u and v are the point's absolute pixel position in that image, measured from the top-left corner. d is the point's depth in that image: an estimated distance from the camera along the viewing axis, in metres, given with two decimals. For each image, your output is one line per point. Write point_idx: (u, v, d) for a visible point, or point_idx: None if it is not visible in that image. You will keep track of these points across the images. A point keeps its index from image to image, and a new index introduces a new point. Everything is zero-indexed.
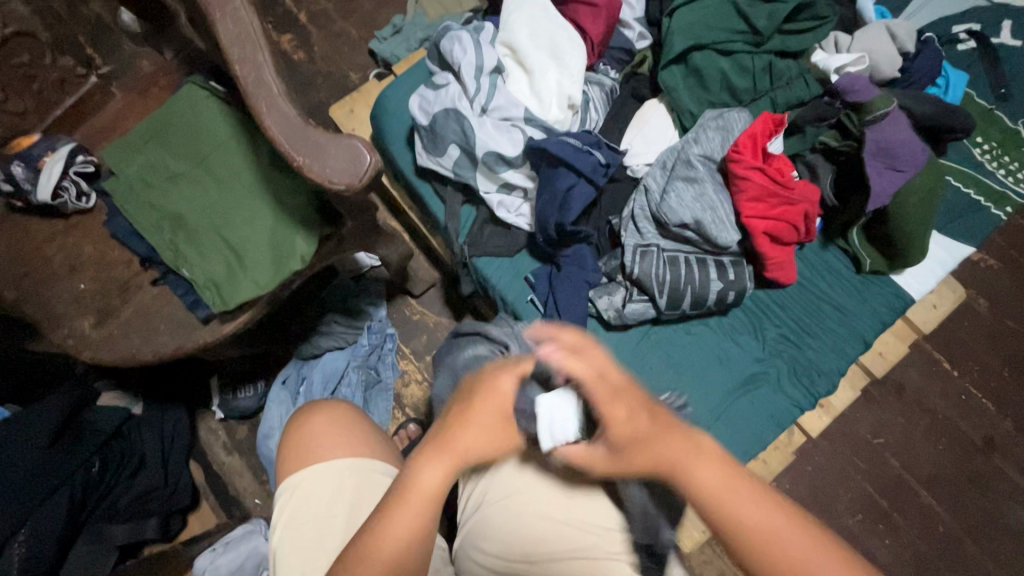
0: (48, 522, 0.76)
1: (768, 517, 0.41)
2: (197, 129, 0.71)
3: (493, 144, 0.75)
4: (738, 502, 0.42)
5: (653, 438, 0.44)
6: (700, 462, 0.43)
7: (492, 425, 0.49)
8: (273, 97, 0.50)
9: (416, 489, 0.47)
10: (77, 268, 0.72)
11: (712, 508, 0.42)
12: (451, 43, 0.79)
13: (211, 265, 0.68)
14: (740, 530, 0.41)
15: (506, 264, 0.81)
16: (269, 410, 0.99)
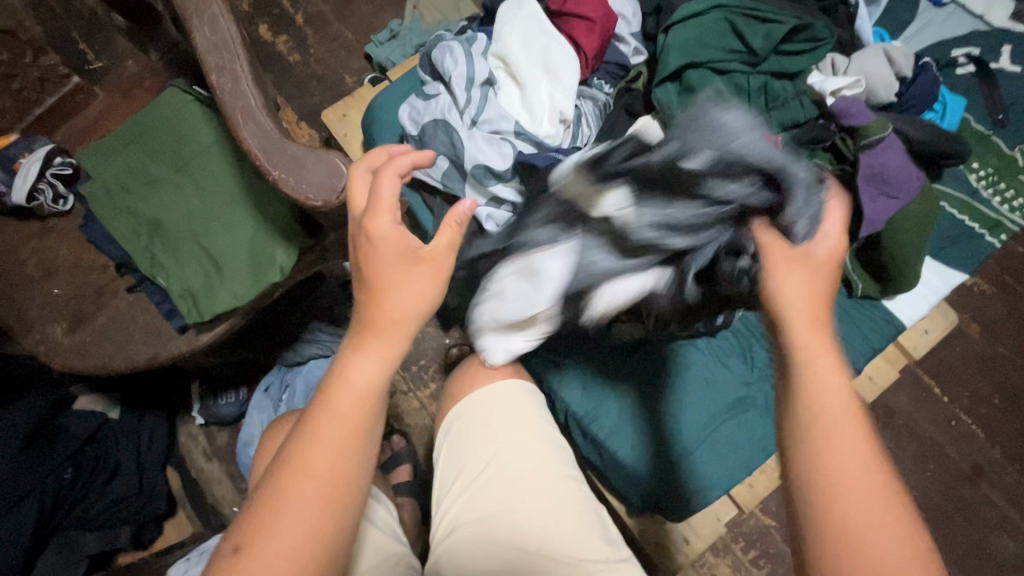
0: (15, 529, 0.75)
1: (857, 452, 0.38)
2: (180, 134, 0.70)
3: (483, 157, 0.74)
4: (837, 426, 0.39)
5: (799, 317, 0.43)
6: (831, 369, 0.41)
7: (407, 284, 0.44)
8: (251, 112, 0.49)
9: (346, 382, 0.42)
10: (50, 272, 0.70)
11: (805, 414, 0.40)
12: (443, 54, 0.78)
13: (187, 274, 0.66)
14: (812, 440, 0.39)
15: None
16: (249, 417, 0.97)
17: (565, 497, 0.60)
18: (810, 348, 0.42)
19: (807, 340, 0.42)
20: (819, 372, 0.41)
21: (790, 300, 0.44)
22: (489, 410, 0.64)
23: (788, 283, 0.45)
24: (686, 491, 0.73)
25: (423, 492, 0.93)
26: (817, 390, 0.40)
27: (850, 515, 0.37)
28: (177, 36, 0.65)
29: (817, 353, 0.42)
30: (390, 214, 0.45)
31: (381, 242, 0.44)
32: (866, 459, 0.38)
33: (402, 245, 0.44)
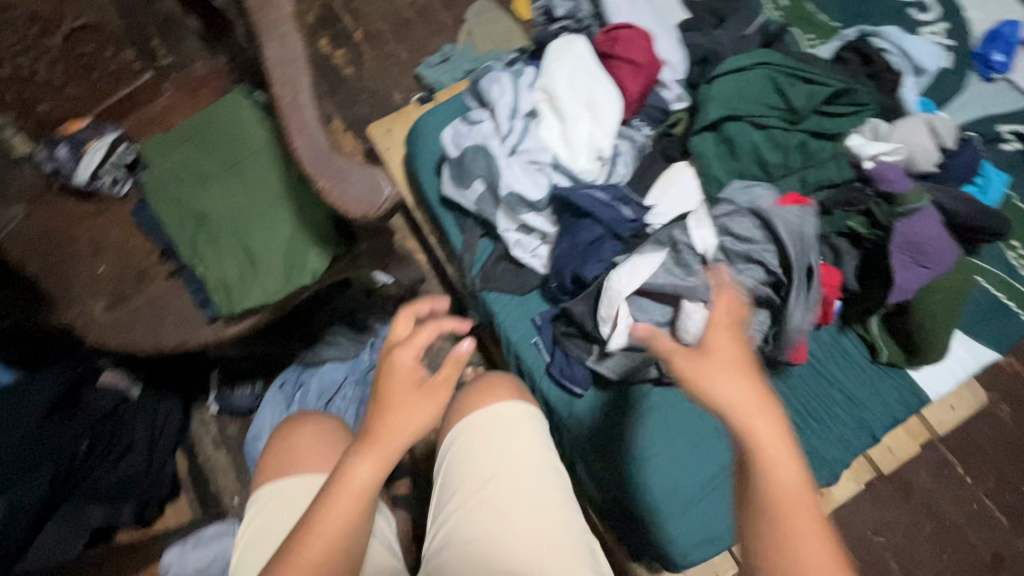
0: (27, 493, 0.76)
1: (820, 546, 0.38)
2: (236, 135, 0.74)
3: (517, 184, 0.75)
4: (797, 524, 0.39)
5: (745, 414, 0.42)
6: (788, 463, 0.41)
7: (410, 411, 0.49)
8: (306, 122, 0.52)
9: (344, 486, 0.47)
10: (100, 252, 0.74)
11: (767, 517, 0.40)
12: (491, 84, 0.82)
13: (226, 265, 0.69)
14: (776, 543, 0.39)
15: (515, 302, 0.81)
16: (263, 410, 0.99)
17: (561, 531, 0.59)
18: (760, 445, 0.41)
19: (759, 435, 0.41)
20: (776, 468, 0.40)
21: (732, 398, 0.42)
22: (491, 433, 0.63)
23: (720, 376, 0.43)
24: (686, 542, 0.71)
25: (422, 507, 0.94)
26: (779, 489, 0.40)
27: None
28: (246, 45, 0.69)
29: (771, 447, 0.41)
30: (411, 346, 0.51)
31: (397, 370, 0.50)
32: (830, 561, 0.38)
33: (414, 374, 0.50)
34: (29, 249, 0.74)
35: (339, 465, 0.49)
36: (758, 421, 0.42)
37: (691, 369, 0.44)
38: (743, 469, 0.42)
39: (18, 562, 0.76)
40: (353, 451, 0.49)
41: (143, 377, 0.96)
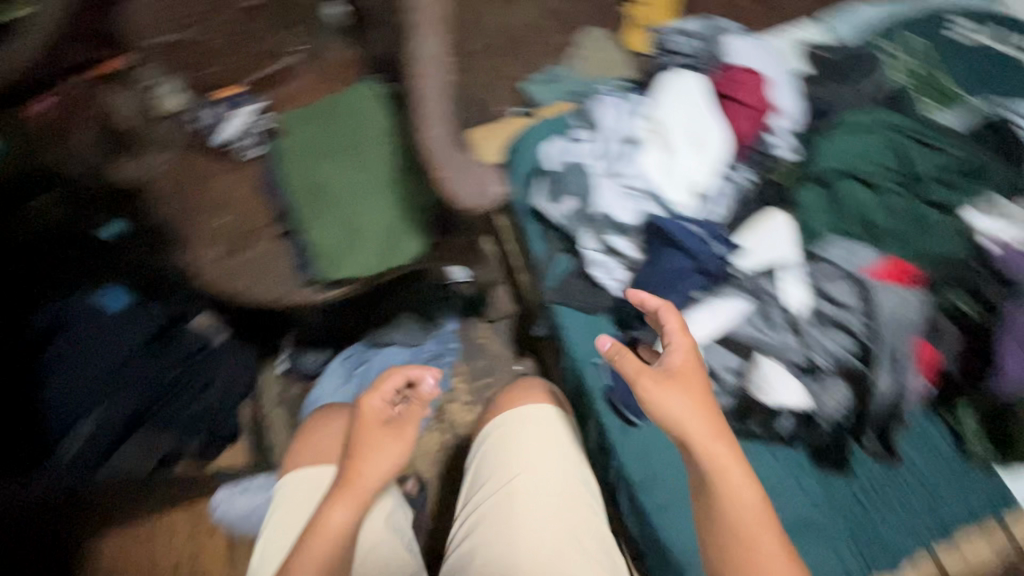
0: (119, 408, 0.85)
1: (772, 554, 0.53)
2: (357, 120, 0.80)
3: (610, 208, 0.79)
4: (742, 521, 0.54)
5: (704, 443, 0.56)
6: (745, 491, 0.55)
7: (377, 450, 0.67)
8: (434, 122, 0.57)
9: (322, 527, 0.61)
10: (221, 207, 0.82)
11: (728, 518, 0.54)
12: (599, 108, 0.85)
13: (330, 236, 0.74)
14: (738, 554, 0.54)
15: (584, 320, 0.81)
16: (323, 380, 1.04)
17: (577, 535, 0.62)
18: (719, 471, 0.55)
19: (716, 462, 0.56)
20: (734, 494, 0.54)
21: (681, 413, 0.57)
22: (514, 439, 0.69)
23: (678, 403, 0.57)
24: None
25: None
26: (742, 513, 0.54)
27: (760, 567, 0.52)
28: (388, 43, 0.76)
29: (728, 469, 0.55)
30: (380, 396, 0.69)
31: (368, 414, 0.68)
32: (771, 546, 0.53)
33: (379, 417, 0.69)
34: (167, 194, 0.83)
35: (317, 512, 0.62)
36: (715, 447, 0.56)
37: (662, 410, 0.58)
38: (707, 486, 0.56)
39: (100, 469, 0.84)
40: (328, 499, 0.63)
41: (230, 322, 1.01)
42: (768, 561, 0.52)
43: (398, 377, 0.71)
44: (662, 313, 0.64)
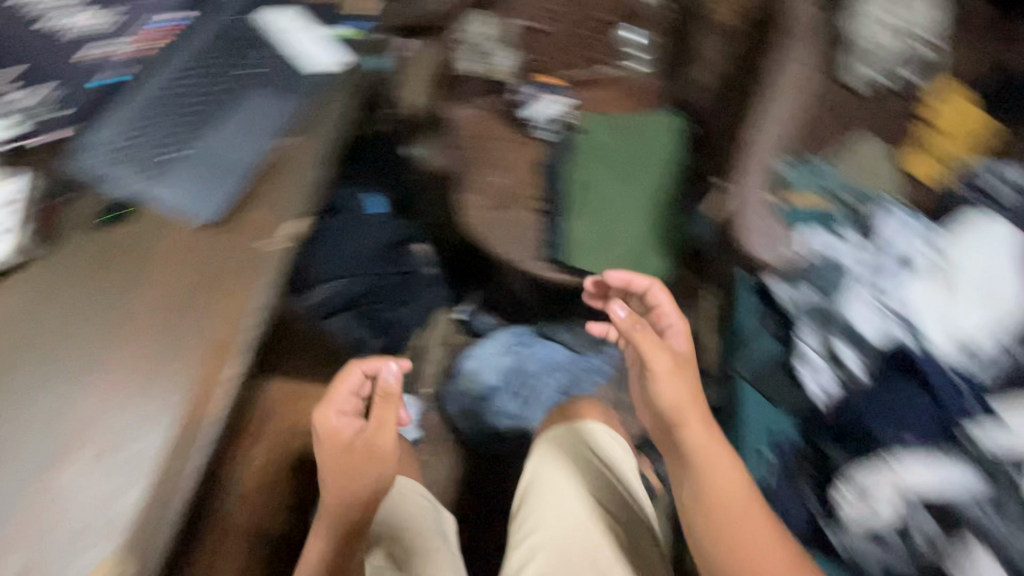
0: (350, 287, 1.01)
1: (753, 533, 0.53)
2: (648, 143, 0.90)
3: (855, 317, 0.78)
4: (722, 492, 0.54)
5: (693, 423, 0.57)
6: (730, 477, 0.55)
7: (366, 471, 0.65)
8: (751, 187, 0.76)
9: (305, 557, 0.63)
10: (504, 167, 0.93)
11: (709, 493, 0.54)
12: (883, 218, 0.83)
13: (586, 231, 0.85)
14: (722, 536, 0.53)
15: (766, 409, 0.80)
16: (494, 343, 1.16)
17: None
18: (704, 453, 0.55)
19: (704, 446, 0.56)
20: (717, 476, 0.54)
21: (668, 394, 0.58)
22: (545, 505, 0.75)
23: (667, 383, 0.58)
24: None
25: None
26: (721, 489, 0.54)
27: (753, 554, 0.52)
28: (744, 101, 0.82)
29: (711, 452, 0.55)
30: (341, 399, 0.67)
31: (329, 436, 0.64)
32: (766, 530, 0.53)
33: (342, 443, 0.65)
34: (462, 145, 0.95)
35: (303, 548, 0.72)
36: (693, 432, 0.56)
37: (657, 391, 0.58)
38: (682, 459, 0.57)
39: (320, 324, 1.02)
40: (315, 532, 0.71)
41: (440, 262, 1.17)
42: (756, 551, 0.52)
43: (354, 374, 0.68)
44: (651, 291, 0.68)
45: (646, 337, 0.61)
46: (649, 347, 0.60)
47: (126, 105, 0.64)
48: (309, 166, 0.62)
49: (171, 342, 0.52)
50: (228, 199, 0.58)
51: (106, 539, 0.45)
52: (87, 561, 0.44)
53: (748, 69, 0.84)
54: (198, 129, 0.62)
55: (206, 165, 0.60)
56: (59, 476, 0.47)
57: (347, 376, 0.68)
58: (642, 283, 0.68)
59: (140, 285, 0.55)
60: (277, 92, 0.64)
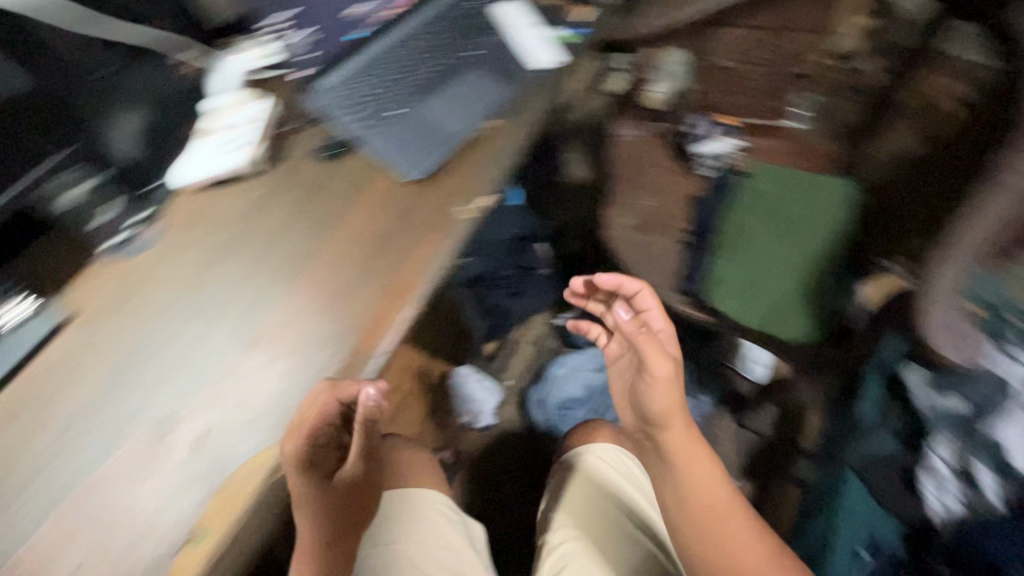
0: (487, 261, 1.12)
1: (741, 535, 0.58)
2: (818, 202, 0.84)
3: (1008, 443, 0.68)
4: (701, 474, 0.61)
5: (674, 425, 0.63)
6: (710, 483, 0.61)
7: (341, 500, 0.57)
8: (951, 289, 0.59)
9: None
10: (655, 192, 0.95)
11: (694, 491, 0.60)
12: None
13: (735, 275, 0.84)
14: (712, 539, 0.58)
15: (869, 510, 0.72)
16: (589, 357, 1.16)
17: None
18: (685, 457, 0.62)
19: (684, 452, 0.62)
20: (698, 479, 0.61)
21: (657, 400, 0.64)
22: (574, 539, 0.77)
23: (659, 393, 0.64)
24: None
25: None
26: (697, 482, 0.61)
27: (738, 548, 0.57)
28: (933, 176, 0.73)
29: (688, 451, 0.62)
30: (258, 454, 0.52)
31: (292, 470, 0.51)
32: (742, 521, 0.59)
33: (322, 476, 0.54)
34: (620, 166, 0.99)
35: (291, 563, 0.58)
36: (673, 429, 0.63)
37: (650, 397, 0.65)
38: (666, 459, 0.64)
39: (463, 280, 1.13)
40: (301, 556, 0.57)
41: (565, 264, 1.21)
42: (738, 547, 0.57)
43: (297, 418, 0.53)
44: (641, 296, 0.71)
45: (651, 348, 0.66)
46: (651, 355, 0.66)
47: (362, 60, 0.71)
48: (506, 151, 0.66)
49: (357, 278, 0.59)
50: (435, 163, 0.64)
51: (275, 431, 0.53)
52: (256, 442, 0.52)
53: (972, 120, 0.72)
54: (419, 96, 0.68)
55: (420, 131, 0.66)
56: (250, 363, 0.55)
57: (311, 407, 0.53)
58: (632, 288, 0.71)
59: (340, 219, 0.62)
60: (493, 80, 0.70)
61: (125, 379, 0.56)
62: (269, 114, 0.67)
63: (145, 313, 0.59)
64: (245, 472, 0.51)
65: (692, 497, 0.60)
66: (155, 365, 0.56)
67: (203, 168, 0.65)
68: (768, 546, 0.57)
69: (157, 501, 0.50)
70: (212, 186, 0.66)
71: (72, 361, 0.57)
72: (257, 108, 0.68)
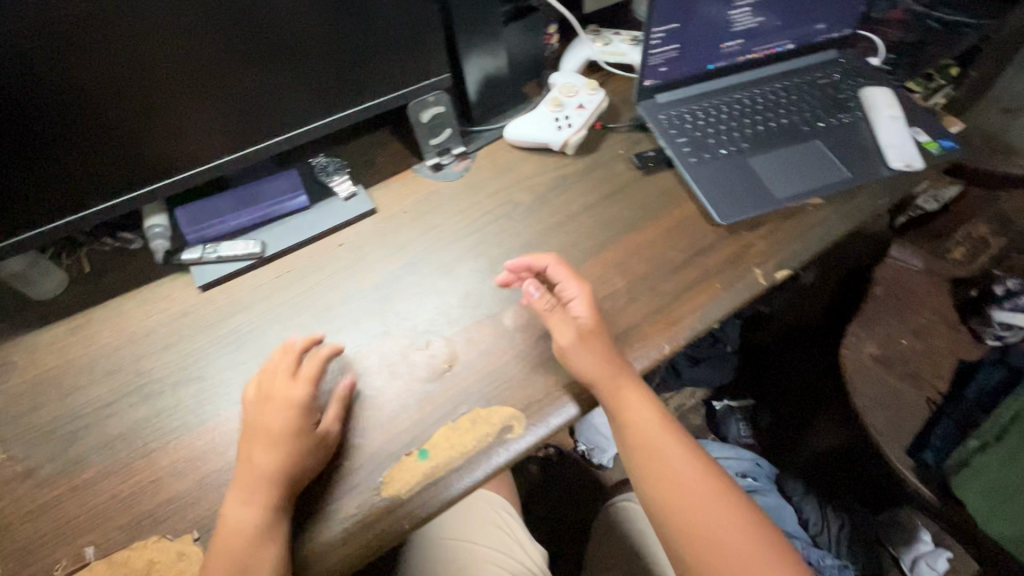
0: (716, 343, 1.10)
1: (683, 480, 0.48)
2: None
3: None
4: (644, 430, 0.50)
5: (601, 380, 0.50)
6: (648, 424, 0.51)
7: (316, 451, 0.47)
8: None
9: (225, 530, 0.44)
10: (919, 334, 0.82)
11: (641, 459, 0.50)
12: None
13: (1001, 467, 0.68)
14: (653, 483, 0.49)
15: None
16: (726, 452, 1.00)
17: None
18: (622, 400, 0.50)
19: (616, 393, 0.50)
20: (633, 417, 0.51)
21: (580, 365, 0.51)
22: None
23: (578, 356, 0.51)
24: None
25: None
26: (638, 435, 0.50)
27: (707, 521, 0.46)
28: None
29: (625, 401, 0.50)
30: (283, 394, 0.49)
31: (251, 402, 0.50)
32: (694, 474, 0.48)
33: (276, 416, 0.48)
34: (885, 288, 0.86)
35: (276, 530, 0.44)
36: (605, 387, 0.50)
37: (570, 365, 0.51)
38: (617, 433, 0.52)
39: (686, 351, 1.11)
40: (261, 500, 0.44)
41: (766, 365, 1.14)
42: (710, 519, 0.46)
43: (310, 361, 0.52)
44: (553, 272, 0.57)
45: (554, 318, 0.53)
46: (559, 328, 0.52)
47: (701, 92, 0.72)
48: (824, 232, 0.61)
49: (632, 287, 0.58)
50: (743, 214, 0.61)
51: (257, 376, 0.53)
52: (481, 388, 0.53)
53: None
54: (746, 146, 0.67)
55: (738, 178, 0.64)
56: (511, 321, 0.57)
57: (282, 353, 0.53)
58: (539, 264, 0.57)
59: (630, 227, 0.63)
60: (832, 159, 0.66)
61: (402, 280, 0.61)
62: (598, 107, 0.71)
63: (433, 232, 0.65)
64: (482, 417, 0.51)
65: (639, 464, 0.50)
66: (429, 282, 0.61)
67: (526, 132, 0.70)
68: (733, 502, 0.47)
69: (400, 403, 0.52)
70: (528, 149, 0.71)
71: (365, 245, 0.64)
72: (590, 98, 0.71)
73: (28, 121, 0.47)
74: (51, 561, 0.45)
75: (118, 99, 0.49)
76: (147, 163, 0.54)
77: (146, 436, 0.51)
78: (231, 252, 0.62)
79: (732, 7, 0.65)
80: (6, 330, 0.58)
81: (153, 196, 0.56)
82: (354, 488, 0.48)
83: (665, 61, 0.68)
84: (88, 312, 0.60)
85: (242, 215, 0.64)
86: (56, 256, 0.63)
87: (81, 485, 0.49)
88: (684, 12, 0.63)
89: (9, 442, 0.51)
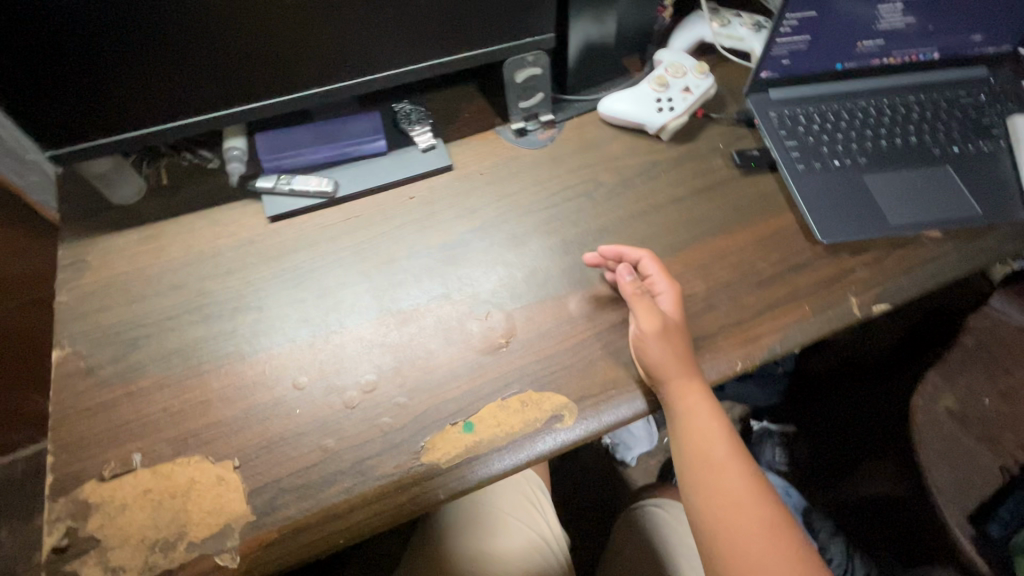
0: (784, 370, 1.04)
1: (739, 504, 0.45)
2: None
3: None
4: (706, 439, 0.47)
5: (672, 378, 0.47)
6: (711, 438, 0.47)
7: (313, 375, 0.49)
8: None
9: (243, 432, 0.48)
10: (1006, 396, 0.73)
11: (698, 470, 0.47)
12: None
13: None
14: (707, 500, 0.46)
15: None
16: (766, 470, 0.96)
17: None
18: (689, 408, 0.47)
19: (684, 398, 0.47)
20: (697, 428, 0.47)
21: (656, 358, 0.47)
22: (643, 557, 0.69)
23: (654, 350, 0.48)
24: None
25: None
26: (700, 444, 0.47)
27: (757, 547, 0.43)
28: None
29: (695, 404, 0.47)
30: None
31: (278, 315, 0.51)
32: (751, 494, 0.45)
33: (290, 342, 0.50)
34: (978, 339, 0.77)
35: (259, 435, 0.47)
36: (678, 386, 0.47)
37: (643, 358, 0.48)
38: (677, 438, 0.49)
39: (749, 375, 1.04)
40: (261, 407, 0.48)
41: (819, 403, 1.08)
42: (759, 546, 0.43)
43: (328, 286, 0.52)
44: (640, 265, 0.53)
45: (640, 306, 0.50)
46: (642, 311, 0.49)
47: (822, 93, 0.65)
48: (936, 271, 0.55)
49: (712, 293, 0.54)
50: (849, 235, 0.56)
51: (320, 328, 0.54)
52: (534, 370, 0.51)
53: None
54: (863, 160, 0.61)
55: (849, 195, 0.59)
56: (576, 307, 0.54)
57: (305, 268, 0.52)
58: (635, 254, 0.53)
59: (719, 229, 0.58)
60: (961, 190, 0.59)
61: (468, 244, 0.59)
62: (704, 93, 0.66)
63: (507, 200, 0.62)
64: (532, 400, 0.49)
65: (695, 473, 0.47)
66: (496, 252, 0.58)
67: (623, 108, 0.65)
68: (786, 533, 0.44)
69: (451, 370, 0.51)
70: (622, 126, 0.67)
71: (436, 202, 0.62)
72: (697, 82, 0.66)
73: (133, 23, 0.46)
74: (101, 460, 0.46)
75: (219, 14, 0.48)
76: (237, 85, 0.53)
77: (201, 356, 0.52)
78: (303, 187, 0.61)
79: (882, 2, 0.58)
80: (83, 228, 0.59)
81: (234, 118, 0.55)
82: (397, 448, 0.47)
83: (790, 53, 0.61)
84: (161, 223, 0.60)
85: (318, 150, 0.62)
86: (137, 163, 0.64)
87: (136, 393, 0.50)
88: (825, 1, 0.57)
89: (75, 337, 0.53)
